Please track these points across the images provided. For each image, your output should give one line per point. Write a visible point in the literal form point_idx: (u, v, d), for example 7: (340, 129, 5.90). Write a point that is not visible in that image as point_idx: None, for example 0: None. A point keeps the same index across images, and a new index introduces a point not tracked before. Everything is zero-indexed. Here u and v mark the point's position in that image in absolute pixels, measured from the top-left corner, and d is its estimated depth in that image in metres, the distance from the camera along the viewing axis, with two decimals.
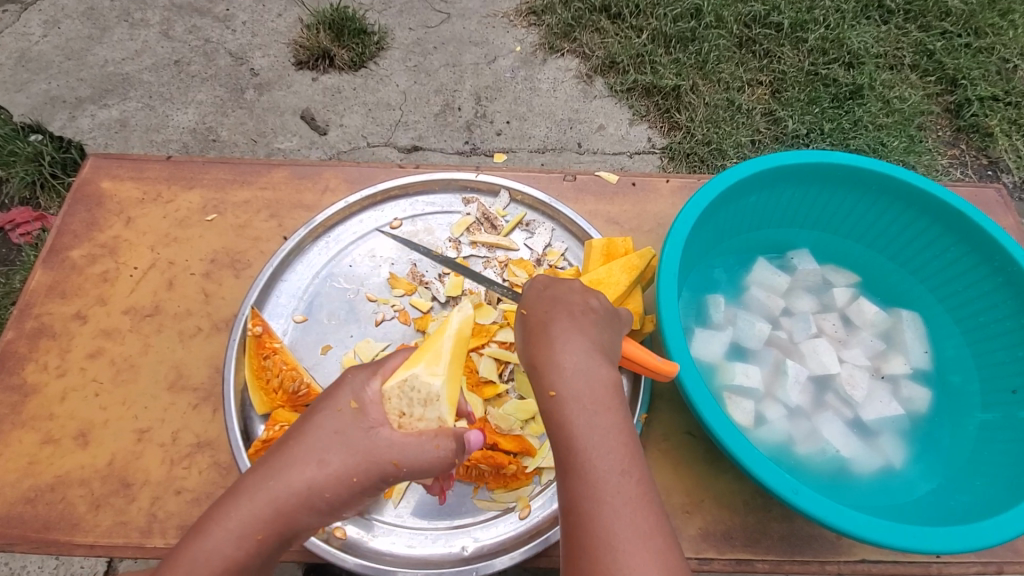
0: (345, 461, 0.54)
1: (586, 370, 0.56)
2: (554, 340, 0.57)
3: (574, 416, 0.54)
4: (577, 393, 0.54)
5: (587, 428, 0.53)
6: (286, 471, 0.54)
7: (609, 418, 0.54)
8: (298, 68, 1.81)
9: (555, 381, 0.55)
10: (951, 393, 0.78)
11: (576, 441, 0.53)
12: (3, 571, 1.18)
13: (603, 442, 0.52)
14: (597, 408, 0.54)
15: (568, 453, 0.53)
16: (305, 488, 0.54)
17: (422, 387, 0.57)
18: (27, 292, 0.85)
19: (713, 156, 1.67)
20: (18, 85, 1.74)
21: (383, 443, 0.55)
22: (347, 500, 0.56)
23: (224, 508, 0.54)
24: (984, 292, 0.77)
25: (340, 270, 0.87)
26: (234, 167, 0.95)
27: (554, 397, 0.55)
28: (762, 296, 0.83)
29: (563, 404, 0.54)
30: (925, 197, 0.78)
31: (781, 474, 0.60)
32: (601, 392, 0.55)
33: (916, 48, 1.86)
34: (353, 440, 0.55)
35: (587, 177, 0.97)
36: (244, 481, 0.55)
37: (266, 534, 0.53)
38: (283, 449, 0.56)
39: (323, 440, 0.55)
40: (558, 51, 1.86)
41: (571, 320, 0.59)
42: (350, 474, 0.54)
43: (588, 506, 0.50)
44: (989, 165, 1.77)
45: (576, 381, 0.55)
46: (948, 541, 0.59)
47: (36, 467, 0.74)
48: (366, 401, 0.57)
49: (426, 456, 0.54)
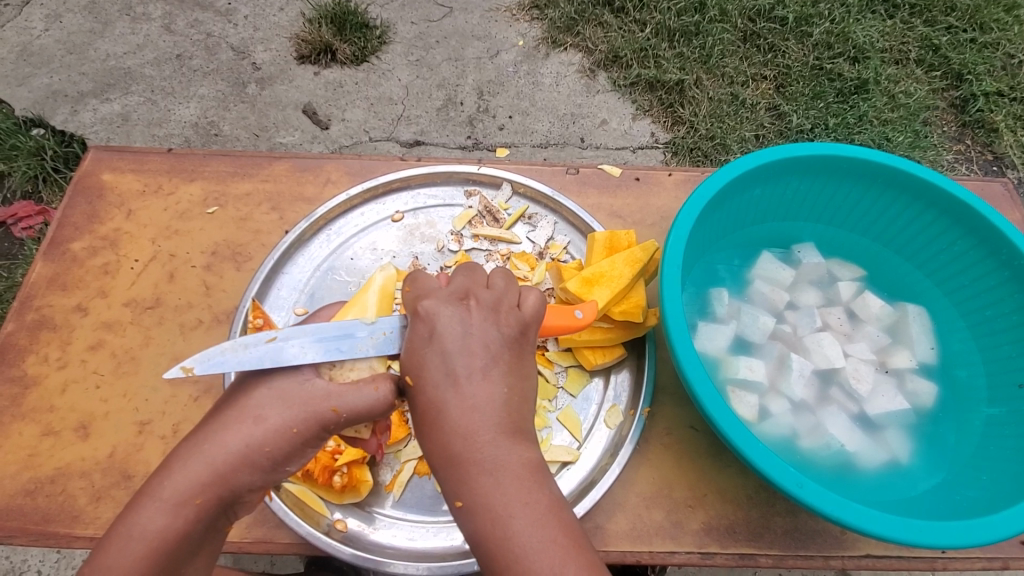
0: (283, 414, 0.54)
1: (494, 470, 0.51)
2: (446, 436, 0.52)
3: (491, 528, 0.49)
4: (483, 499, 0.50)
5: (506, 539, 0.49)
6: (216, 432, 0.54)
7: (527, 518, 0.50)
8: (299, 62, 1.80)
9: (459, 491, 0.51)
10: (957, 387, 0.78)
11: (498, 553, 0.49)
12: (5, 565, 1.18)
13: (528, 550, 0.48)
14: (513, 512, 0.50)
15: (495, 567, 0.49)
16: (242, 447, 0.54)
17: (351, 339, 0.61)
18: (28, 284, 0.84)
19: (716, 151, 1.66)
20: (20, 79, 1.74)
21: (319, 392, 0.55)
22: (290, 454, 0.55)
23: (154, 482, 0.53)
24: (990, 286, 0.76)
25: (341, 263, 0.86)
26: (235, 159, 0.94)
27: (462, 508, 0.51)
28: (766, 289, 0.82)
29: (471, 515, 0.50)
30: (932, 189, 0.77)
31: (787, 468, 0.60)
32: (515, 493, 0.50)
33: (921, 42, 1.85)
34: (288, 392, 0.55)
35: (590, 170, 0.97)
36: (177, 450, 0.55)
37: (206, 498, 0.53)
38: (212, 414, 0.56)
39: (309, 425, 0.54)
40: (561, 45, 1.85)
41: (468, 398, 0.53)
42: (288, 427, 0.54)
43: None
44: (995, 160, 1.75)
45: (481, 489, 0.50)
46: (954, 536, 0.59)
47: (36, 459, 0.74)
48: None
49: (364, 400, 0.54)
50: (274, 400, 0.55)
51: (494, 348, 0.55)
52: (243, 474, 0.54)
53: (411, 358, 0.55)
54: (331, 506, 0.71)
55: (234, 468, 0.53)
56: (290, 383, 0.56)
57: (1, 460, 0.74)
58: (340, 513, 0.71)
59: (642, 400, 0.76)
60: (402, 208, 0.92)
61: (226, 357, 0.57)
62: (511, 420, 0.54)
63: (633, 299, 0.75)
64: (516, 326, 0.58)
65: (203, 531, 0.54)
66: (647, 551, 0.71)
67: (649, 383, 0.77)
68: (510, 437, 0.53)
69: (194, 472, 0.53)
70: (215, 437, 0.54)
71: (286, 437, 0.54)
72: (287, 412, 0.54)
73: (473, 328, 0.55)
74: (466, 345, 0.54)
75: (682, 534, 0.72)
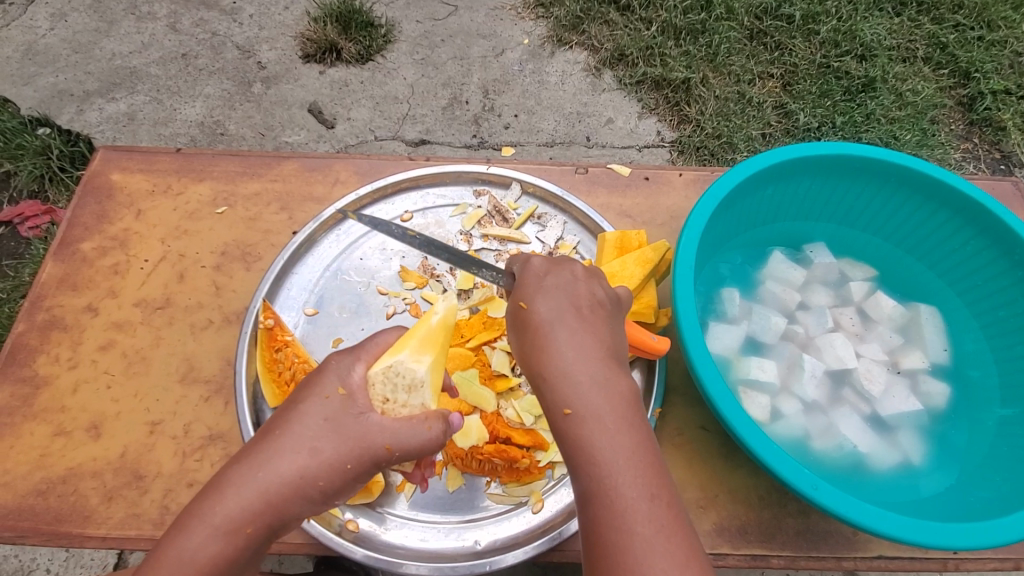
0: (339, 448, 0.54)
1: (605, 386, 0.54)
2: (561, 348, 0.55)
3: (597, 437, 0.51)
4: (594, 411, 0.52)
5: (611, 452, 0.51)
6: (271, 460, 0.54)
7: (632, 436, 0.52)
8: (305, 61, 1.80)
9: (570, 398, 0.53)
10: (970, 388, 0.77)
11: (599, 464, 0.50)
12: (14, 563, 1.19)
13: (629, 465, 0.50)
14: (620, 428, 0.52)
15: (591, 477, 0.50)
16: (297, 477, 0.54)
17: (406, 373, 0.59)
18: (38, 284, 0.85)
19: (723, 149, 1.65)
20: (26, 79, 1.74)
21: (375, 427, 0.55)
22: (342, 488, 0.56)
23: (204, 506, 0.53)
24: (1004, 285, 0.76)
25: (350, 264, 0.86)
26: (244, 159, 0.94)
27: (570, 415, 0.52)
28: (777, 290, 0.81)
29: (581, 423, 0.52)
30: (946, 189, 0.77)
31: (801, 469, 0.59)
32: (621, 412, 0.53)
33: (929, 40, 1.84)
34: (342, 424, 0.55)
35: (599, 170, 0.96)
36: (228, 476, 0.54)
37: (256, 527, 0.53)
38: (263, 439, 0.55)
39: (363, 462, 0.54)
40: (566, 44, 1.85)
41: (579, 325, 0.57)
42: (343, 462, 0.54)
43: (615, 527, 0.48)
44: (1003, 159, 1.74)
45: (594, 400, 0.53)
46: (969, 538, 0.58)
47: (48, 459, 0.74)
48: (354, 387, 0.57)
49: (417, 438, 0.55)
50: (329, 433, 0.54)
51: (598, 297, 0.60)
52: (295, 505, 0.54)
53: (525, 288, 0.60)
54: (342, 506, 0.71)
55: (287, 497, 0.54)
56: (346, 415, 0.56)
57: (13, 460, 0.74)
58: (351, 513, 0.71)
59: (653, 400, 0.76)
60: (411, 208, 0.92)
61: None
62: (613, 352, 0.57)
63: (643, 299, 0.76)
64: None
65: (247, 559, 0.55)
66: None
67: (660, 384, 0.77)
68: (614, 365, 0.55)
69: (247, 500, 0.53)
70: (270, 465, 0.54)
71: (340, 472, 0.54)
72: (343, 446, 0.54)
73: (581, 278, 0.61)
74: (575, 288, 0.60)
75: (695, 535, 0.72)
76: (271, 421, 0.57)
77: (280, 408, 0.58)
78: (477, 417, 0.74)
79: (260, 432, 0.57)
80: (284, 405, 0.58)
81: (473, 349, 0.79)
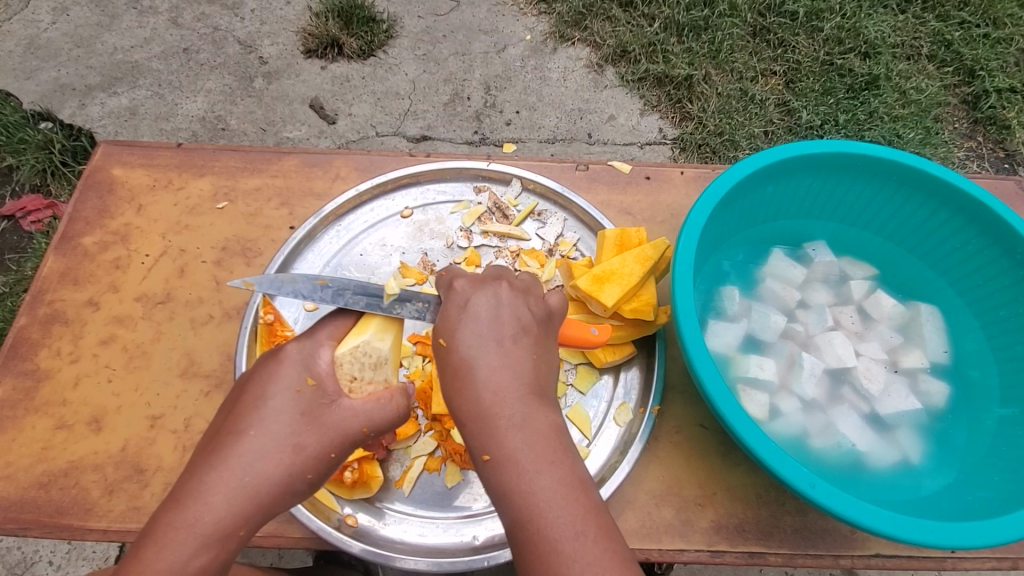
0: (321, 440, 0.56)
1: (523, 427, 0.52)
2: (478, 389, 0.53)
3: (516, 477, 0.50)
4: (511, 452, 0.50)
5: (530, 493, 0.49)
6: (254, 462, 0.53)
7: (552, 474, 0.50)
8: (306, 56, 1.80)
9: (487, 444, 0.51)
10: (970, 387, 0.77)
11: (519, 505, 0.49)
12: (16, 554, 1.19)
13: (551, 506, 0.48)
14: (540, 469, 0.50)
15: (515, 519, 0.49)
16: (284, 476, 0.54)
17: (372, 351, 0.62)
18: (39, 278, 0.85)
19: (725, 147, 1.65)
20: (28, 73, 1.74)
21: (350, 414, 0.58)
22: (326, 476, 0.58)
23: (184, 518, 0.51)
24: (1004, 285, 0.76)
25: (350, 260, 0.86)
26: (245, 154, 0.94)
27: (489, 460, 0.51)
28: (776, 288, 0.82)
29: (498, 468, 0.50)
30: (948, 188, 0.77)
31: (798, 467, 0.59)
32: (541, 450, 0.51)
33: (933, 37, 1.83)
34: (319, 415, 0.56)
35: (600, 167, 0.96)
36: (208, 481, 0.52)
37: (249, 528, 0.53)
38: (236, 441, 0.54)
39: (346, 447, 0.57)
40: (569, 40, 1.84)
41: (499, 358, 0.55)
42: (327, 452, 0.56)
43: (542, 569, 0.46)
44: (1007, 158, 1.73)
45: (508, 442, 0.51)
46: (966, 537, 0.59)
47: (50, 452, 0.74)
48: (321, 375, 0.59)
49: (389, 415, 0.59)
50: (309, 427, 0.56)
51: (528, 320, 0.58)
52: (284, 501, 0.55)
53: (447, 324, 0.58)
54: (342, 501, 0.71)
55: (277, 497, 0.54)
56: (314, 405, 0.57)
57: (14, 453, 0.74)
58: (351, 508, 0.71)
59: (651, 399, 0.76)
60: (411, 204, 0.92)
61: (282, 284, 0.66)
62: (538, 385, 0.55)
63: (644, 297, 0.75)
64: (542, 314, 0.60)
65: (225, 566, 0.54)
66: (657, 548, 0.71)
67: (658, 383, 0.77)
68: (539, 401, 0.54)
69: (235, 504, 0.52)
70: (255, 468, 0.53)
71: (325, 462, 0.56)
72: (324, 437, 0.56)
73: (505, 303, 0.59)
74: (498, 316, 0.58)
75: (692, 532, 0.72)
76: (238, 418, 0.56)
77: (243, 404, 0.56)
78: None
79: (228, 432, 0.55)
80: (246, 401, 0.57)
81: None
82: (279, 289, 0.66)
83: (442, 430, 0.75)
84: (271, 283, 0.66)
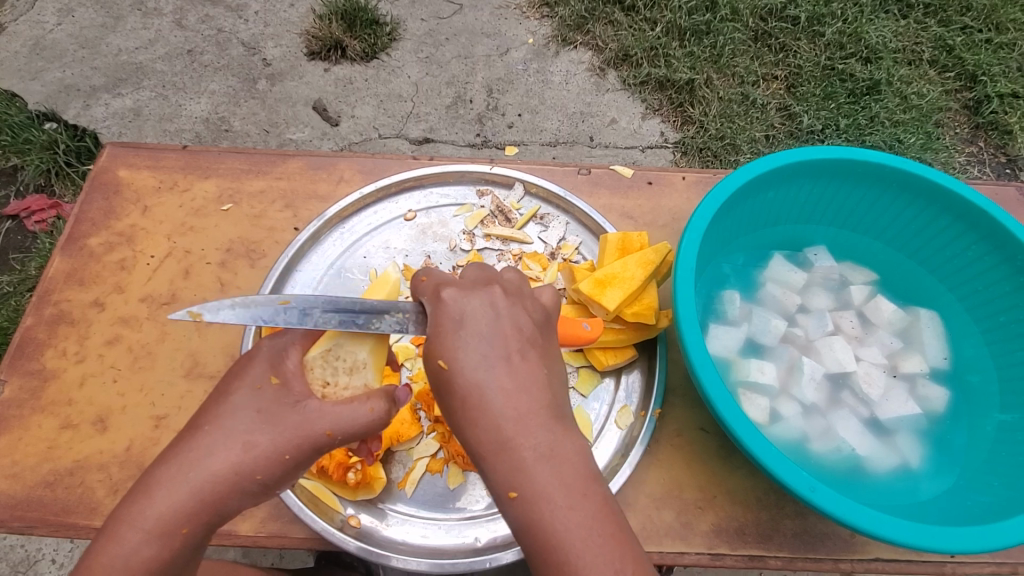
0: (274, 439, 0.55)
1: (551, 459, 0.52)
2: (497, 412, 0.52)
3: (548, 518, 0.50)
4: (541, 491, 0.50)
5: (567, 532, 0.49)
6: (202, 459, 0.54)
7: (591, 502, 0.51)
8: (310, 59, 1.80)
9: (515, 481, 0.51)
10: (969, 393, 0.78)
11: (553, 544, 0.49)
12: (19, 552, 1.20)
13: (587, 545, 0.49)
14: (572, 505, 0.50)
15: (551, 560, 0.49)
16: (233, 474, 0.54)
17: (347, 356, 0.61)
18: (46, 279, 0.85)
19: (726, 151, 1.66)
20: (33, 74, 1.75)
21: (314, 414, 0.56)
22: (282, 477, 0.56)
23: (136, 507, 0.53)
24: (1004, 291, 0.76)
25: (354, 262, 0.87)
26: (249, 157, 0.95)
27: (517, 498, 0.50)
28: (778, 292, 0.82)
29: (530, 504, 0.50)
30: (947, 194, 0.77)
31: (799, 471, 0.60)
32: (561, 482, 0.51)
33: (935, 43, 1.84)
34: (279, 416, 0.55)
35: (602, 171, 0.97)
36: (160, 473, 0.54)
37: (193, 527, 0.54)
38: (192, 435, 0.55)
39: (302, 448, 0.55)
40: (571, 43, 1.85)
41: (505, 382, 0.53)
42: (281, 453, 0.55)
43: None
44: (1008, 163, 1.74)
45: (539, 479, 0.51)
46: (967, 542, 0.59)
47: (56, 452, 0.75)
48: (287, 375, 0.58)
49: (358, 419, 0.55)
50: (264, 426, 0.55)
51: (527, 330, 0.57)
52: (234, 500, 0.55)
53: (443, 343, 0.54)
54: (344, 502, 0.72)
55: (224, 495, 0.54)
56: (277, 404, 0.56)
57: (21, 451, 0.75)
58: (353, 508, 0.72)
59: (653, 401, 0.77)
60: (414, 207, 0.92)
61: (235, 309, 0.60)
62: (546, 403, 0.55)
63: (645, 300, 0.76)
64: (537, 312, 0.60)
65: (187, 556, 0.55)
66: (657, 551, 0.72)
67: (659, 385, 0.78)
68: (546, 413, 0.53)
69: (180, 501, 0.53)
70: (204, 464, 0.53)
71: (279, 462, 0.55)
72: (278, 437, 0.55)
73: (510, 304, 0.57)
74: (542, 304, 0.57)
75: (692, 534, 0.73)
76: (200, 413, 0.56)
77: (210, 398, 0.57)
78: None
79: (190, 427, 0.56)
80: (213, 396, 0.57)
81: None
82: (234, 316, 0.60)
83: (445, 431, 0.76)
84: (225, 310, 0.60)
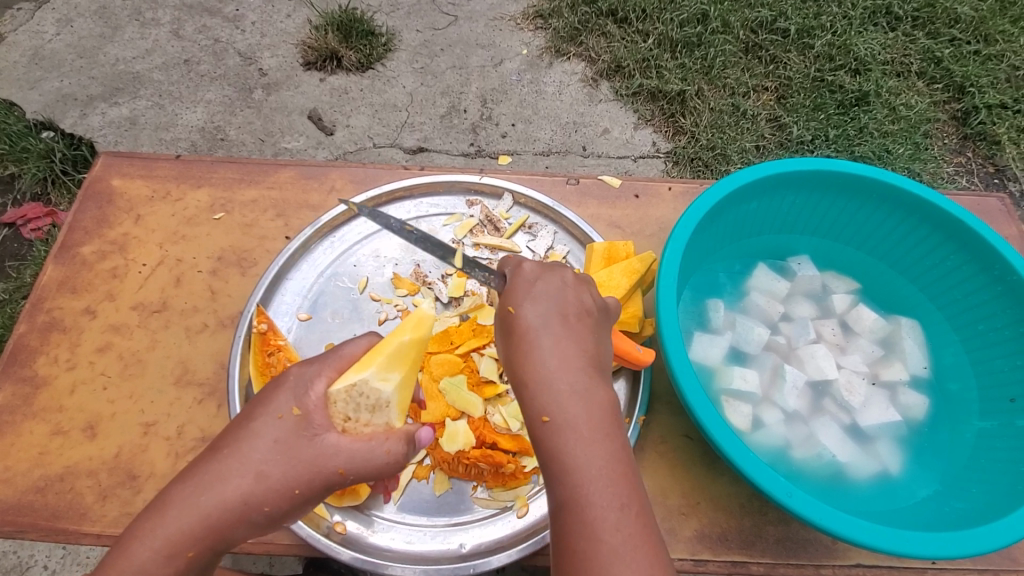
0: (287, 471, 0.55)
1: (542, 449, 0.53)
2: (545, 355, 0.56)
3: (573, 446, 0.52)
4: (571, 422, 0.53)
5: (586, 462, 0.51)
6: (216, 484, 0.55)
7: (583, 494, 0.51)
8: (306, 69, 1.82)
9: (550, 406, 0.54)
10: (949, 400, 0.79)
11: (574, 469, 0.51)
12: (11, 559, 1.20)
13: (603, 476, 0.51)
14: (596, 439, 0.53)
15: (567, 485, 0.51)
16: (241, 504, 0.55)
17: (371, 394, 0.59)
18: (38, 287, 0.86)
19: (718, 161, 1.67)
20: (31, 83, 1.77)
21: (330, 450, 0.56)
22: (288, 511, 0.57)
23: (148, 523, 0.54)
24: (983, 300, 0.78)
25: (344, 269, 0.88)
26: (242, 166, 0.96)
27: (548, 423, 0.53)
28: (761, 301, 0.83)
29: (558, 431, 0.53)
30: (926, 206, 0.79)
31: (777, 478, 0.61)
32: (599, 424, 0.53)
33: (923, 55, 1.87)
34: (295, 448, 0.56)
35: (590, 181, 0.98)
36: (173, 492, 0.55)
37: (198, 551, 0.54)
38: (212, 458, 0.56)
39: (294, 460, 0.56)
40: (564, 55, 1.87)
41: (558, 340, 0.57)
42: (291, 487, 0.55)
43: (581, 533, 0.49)
44: (996, 173, 1.76)
45: (571, 410, 0.53)
46: (944, 548, 0.60)
47: (47, 458, 0.75)
48: (310, 407, 0.58)
49: (374, 460, 0.57)
50: (280, 456, 0.56)
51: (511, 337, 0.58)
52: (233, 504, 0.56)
53: (515, 292, 0.60)
54: (330, 509, 0.72)
55: (219, 503, 0.55)
56: (299, 436, 0.57)
57: (12, 458, 0.75)
58: (339, 515, 0.72)
59: (636, 409, 0.77)
60: (405, 217, 0.93)
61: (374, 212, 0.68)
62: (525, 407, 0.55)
63: (630, 310, 0.77)
64: None
65: None
66: None
67: (644, 392, 0.78)
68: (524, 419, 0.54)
69: (188, 523, 0.54)
70: (215, 490, 0.54)
71: (289, 497, 0.56)
72: (292, 470, 0.56)
73: (571, 285, 0.62)
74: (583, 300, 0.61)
75: (677, 541, 0.73)
76: (225, 437, 0.58)
77: (234, 423, 0.59)
78: (465, 422, 0.77)
79: (211, 449, 0.57)
80: (237, 422, 0.59)
81: (462, 356, 0.81)
82: None
83: (432, 439, 0.76)
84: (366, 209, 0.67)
